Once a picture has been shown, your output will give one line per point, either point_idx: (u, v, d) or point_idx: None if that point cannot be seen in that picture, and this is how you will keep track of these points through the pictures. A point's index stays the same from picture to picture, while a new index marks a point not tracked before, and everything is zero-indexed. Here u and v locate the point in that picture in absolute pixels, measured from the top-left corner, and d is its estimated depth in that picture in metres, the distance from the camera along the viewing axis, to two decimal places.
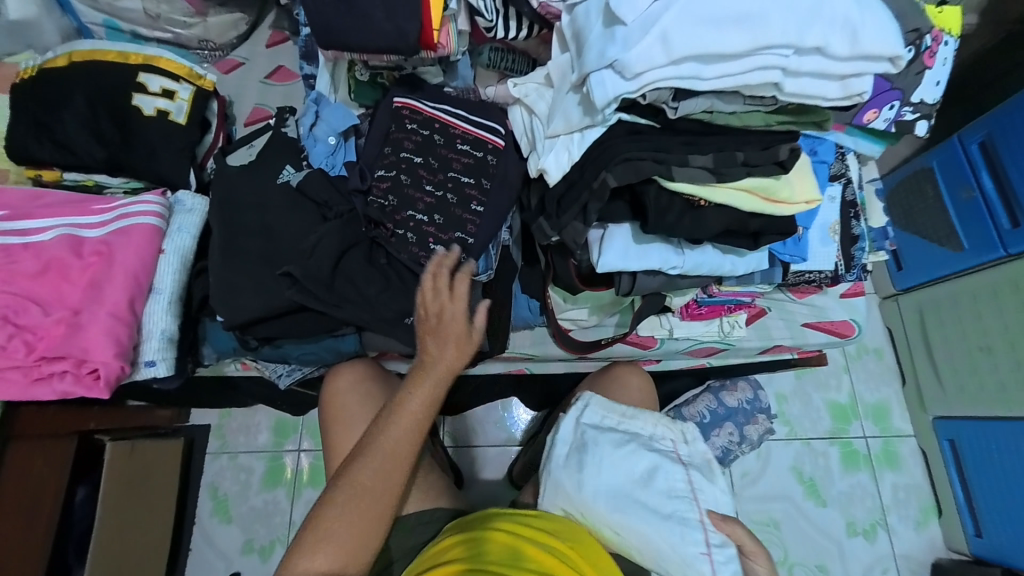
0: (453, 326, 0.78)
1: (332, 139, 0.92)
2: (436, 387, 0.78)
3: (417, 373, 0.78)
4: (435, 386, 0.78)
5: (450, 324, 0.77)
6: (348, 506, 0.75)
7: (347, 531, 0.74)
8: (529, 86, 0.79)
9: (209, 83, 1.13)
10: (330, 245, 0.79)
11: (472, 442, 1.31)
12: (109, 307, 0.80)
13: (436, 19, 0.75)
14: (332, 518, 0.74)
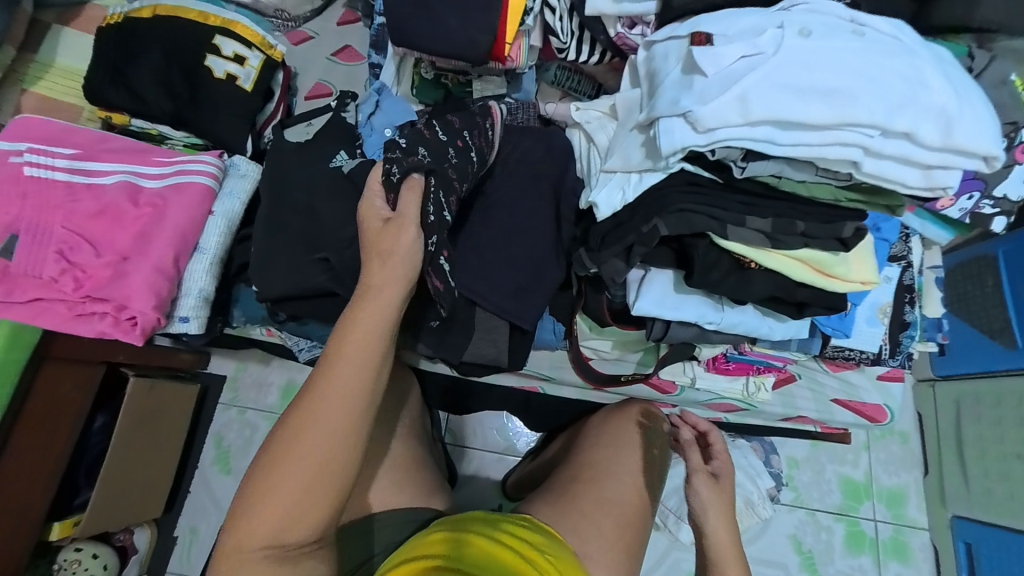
0: (389, 239, 0.67)
1: (388, 131, 0.93)
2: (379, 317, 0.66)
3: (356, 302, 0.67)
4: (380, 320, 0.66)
5: (386, 238, 0.68)
6: (276, 468, 0.62)
7: (283, 501, 0.62)
8: (592, 114, 0.79)
9: (278, 54, 1.16)
10: None
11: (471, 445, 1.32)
12: (155, 258, 0.83)
13: (511, 33, 0.76)
14: (263, 492, 0.62)
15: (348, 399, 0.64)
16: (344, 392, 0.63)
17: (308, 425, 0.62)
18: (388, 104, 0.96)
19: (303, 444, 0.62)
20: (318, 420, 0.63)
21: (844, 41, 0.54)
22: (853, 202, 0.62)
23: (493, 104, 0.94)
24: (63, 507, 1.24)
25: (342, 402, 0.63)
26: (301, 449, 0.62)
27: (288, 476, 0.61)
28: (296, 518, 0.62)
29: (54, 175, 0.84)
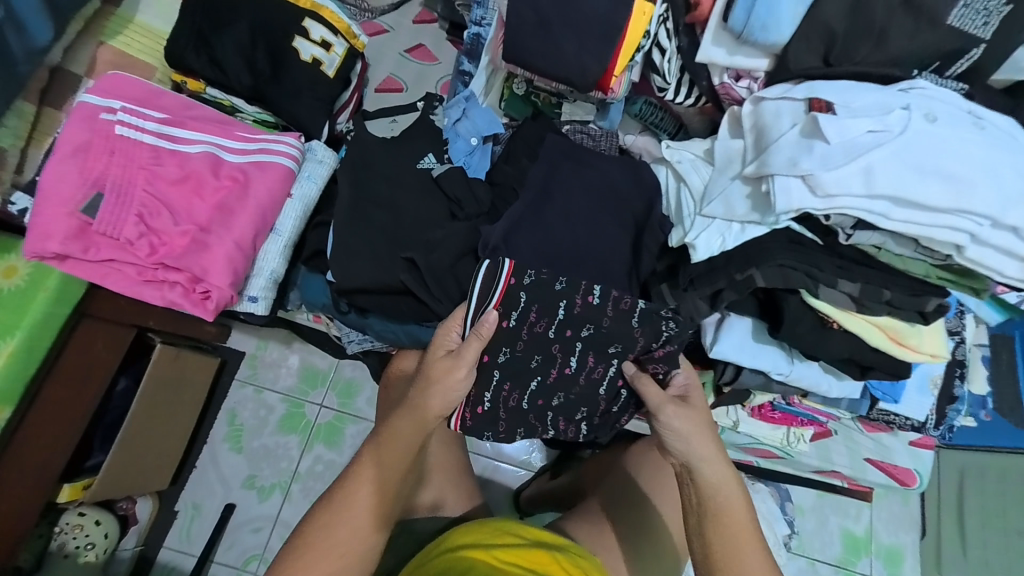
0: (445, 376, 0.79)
1: (474, 140, 0.95)
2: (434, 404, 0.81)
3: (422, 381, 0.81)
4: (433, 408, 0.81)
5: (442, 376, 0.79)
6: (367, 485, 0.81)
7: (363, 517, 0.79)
8: (685, 154, 0.80)
9: (361, 44, 1.17)
10: (451, 248, 0.83)
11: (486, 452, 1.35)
12: (238, 235, 0.83)
13: (621, 66, 0.77)
14: (348, 507, 0.79)
15: (401, 452, 0.82)
16: (400, 443, 0.82)
17: (363, 481, 0.81)
18: (475, 113, 0.96)
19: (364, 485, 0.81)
20: (381, 465, 0.82)
21: (966, 133, 0.57)
22: (942, 280, 0.64)
23: (578, 128, 0.96)
24: (75, 468, 1.22)
25: (400, 455, 0.82)
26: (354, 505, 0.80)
27: (364, 494, 0.80)
28: (361, 549, 0.79)
29: (143, 137, 0.83)
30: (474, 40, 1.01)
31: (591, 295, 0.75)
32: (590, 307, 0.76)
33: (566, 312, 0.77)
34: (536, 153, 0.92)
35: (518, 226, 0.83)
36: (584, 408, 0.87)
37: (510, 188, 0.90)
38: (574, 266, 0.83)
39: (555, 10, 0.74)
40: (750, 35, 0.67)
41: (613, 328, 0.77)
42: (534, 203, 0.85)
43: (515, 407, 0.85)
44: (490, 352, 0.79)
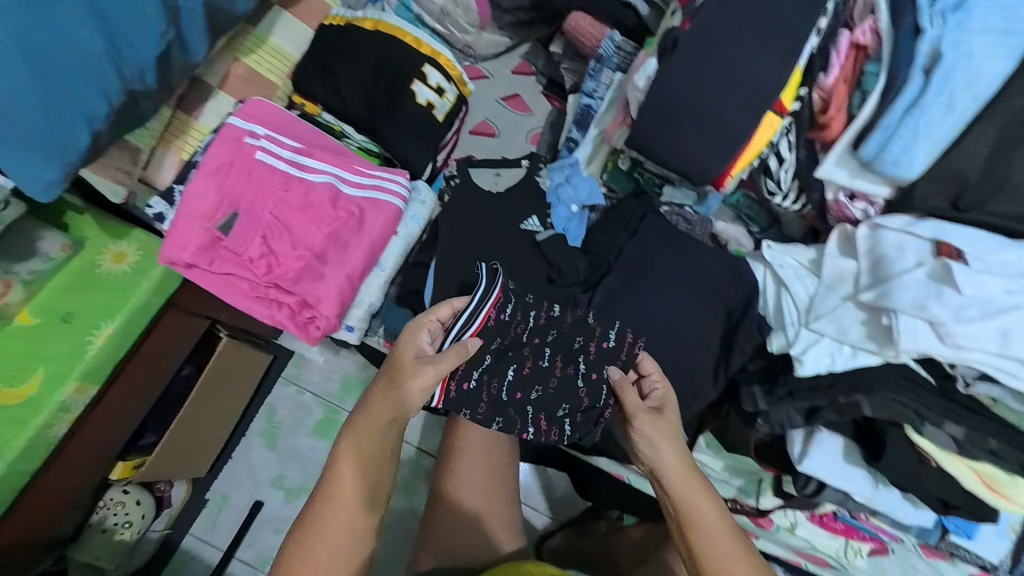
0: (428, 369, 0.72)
1: (575, 207, 0.99)
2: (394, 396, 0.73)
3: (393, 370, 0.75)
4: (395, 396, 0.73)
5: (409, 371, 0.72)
6: (344, 478, 0.74)
7: (343, 519, 0.73)
8: (788, 260, 0.83)
9: (468, 92, 1.25)
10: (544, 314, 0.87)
11: None
12: (350, 268, 0.88)
13: (738, 168, 0.81)
14: (329, 507, 0.73)
15: (377, 436, 0.75)
16: (383, 421, 0.74)
17: (342, 471, 0.74)
18: (579, 180, 1.01)
19: (348, 488, 0.74)
20: (358, 457, 0.74)
21: None
22: None
23: (675, 210, 0.98)
24: (126, 446, 1.26)
25: (376, 443, 0.75)
26: (334, 514, 0.72)
27: (347, 492, 0.73)
28: (354, 550, 0.73)
29: (277, 163, 0.89)
30: (585, 111, 1.07)
31: (552, 309, 0.82)
32: (550, 317, 0.81)
33: (534, 322, 0.80)
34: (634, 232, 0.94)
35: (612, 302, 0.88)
36: (566, 405, 0.80)
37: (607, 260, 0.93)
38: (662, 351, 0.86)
39: (689, 111, 0.76)
40: (879, 167, 0.70)
41: (574, 325, 0.80)
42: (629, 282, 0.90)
43: (495, 400, 0.78)
44: (483, 335, 0.77)
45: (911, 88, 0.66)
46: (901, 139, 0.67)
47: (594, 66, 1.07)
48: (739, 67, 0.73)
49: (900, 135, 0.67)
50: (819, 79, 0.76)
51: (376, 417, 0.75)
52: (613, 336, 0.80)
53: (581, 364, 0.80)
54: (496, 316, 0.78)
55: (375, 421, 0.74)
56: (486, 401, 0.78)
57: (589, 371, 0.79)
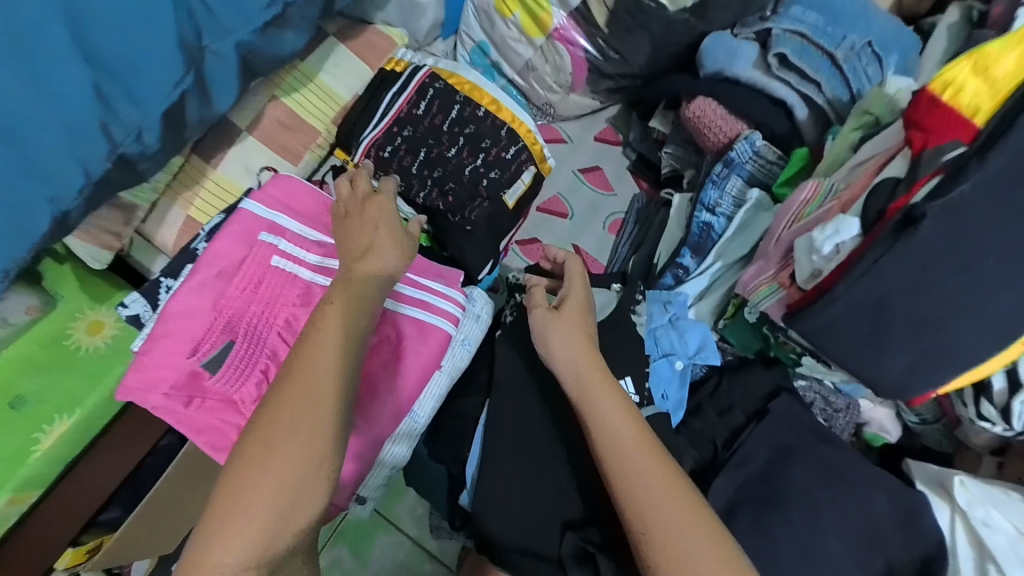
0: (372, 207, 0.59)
1: (679, 363, 0.75)
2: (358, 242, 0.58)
3: None
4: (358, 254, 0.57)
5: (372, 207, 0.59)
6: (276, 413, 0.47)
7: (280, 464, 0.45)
8: (999, 521, 0.58)
9: (548, 170, 0.99)
10: None
11: None
12: (376, 431, 0.67)
13: (947, 390, 0.56)
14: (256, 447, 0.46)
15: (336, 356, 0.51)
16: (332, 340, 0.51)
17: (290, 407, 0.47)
18: (686, 325, 0.77)
19: (284, 437, 0.46)
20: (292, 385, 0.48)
21: None
22: None
23: (815, 387, 0.74)
24: None
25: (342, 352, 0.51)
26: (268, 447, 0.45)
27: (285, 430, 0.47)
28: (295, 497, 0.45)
29: (299, 271, 0.66)
30: (702, 231, 0.81)
31: (479, 108, 0.93)
32: (475, 115, 0.92)
33: (458, 112, 0.92)
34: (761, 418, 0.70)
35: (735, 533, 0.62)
36: (451, 184, 0.89)
37: (718, 453, 0.69)
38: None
39: (911, 311, 0.52)
40: None
41: (487, 128, 0.92)
42: (754, 498, 0.65)
43: (405, 170, 0.90)
44: (419, 125, 0.92)
45: None
46: None
47: (720, 169, 0.83)
48: (1004, 265, 0.49)
49: None
50: None
51: (341, 320, 0.52)
52: (513, 150, 0.92)
53: (482, 160, 0.90)
54: (409, 111, 0.92)
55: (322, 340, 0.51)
56: (397, 169, 0.90)
57: (485, 165, 0.90)
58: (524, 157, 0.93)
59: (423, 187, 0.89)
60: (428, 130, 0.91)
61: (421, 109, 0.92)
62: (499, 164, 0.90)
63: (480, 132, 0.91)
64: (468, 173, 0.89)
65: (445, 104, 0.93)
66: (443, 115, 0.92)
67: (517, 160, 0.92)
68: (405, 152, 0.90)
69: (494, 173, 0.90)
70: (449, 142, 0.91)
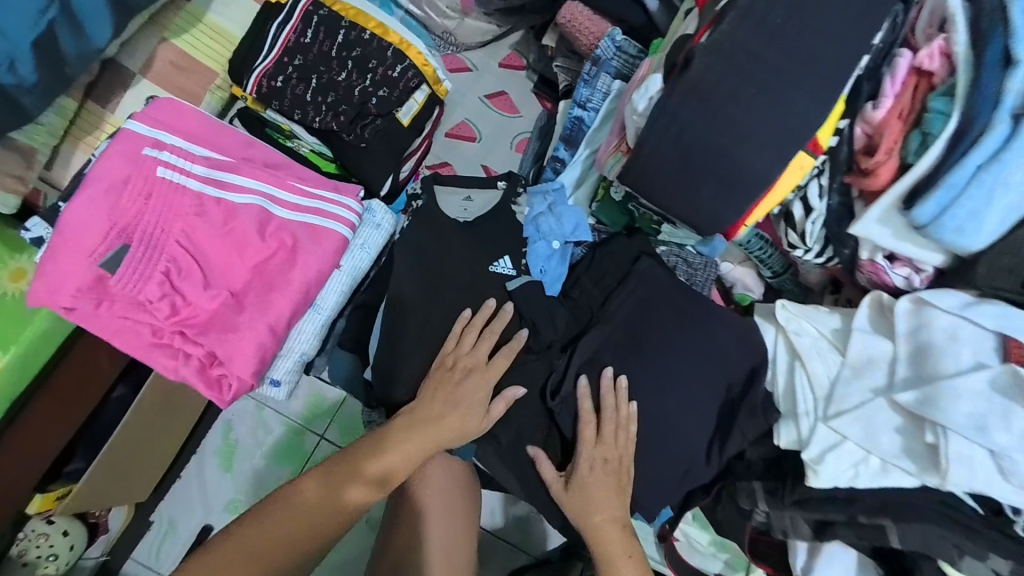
0: (471, 394, 0.71)
1: (556, 243, 0.83)
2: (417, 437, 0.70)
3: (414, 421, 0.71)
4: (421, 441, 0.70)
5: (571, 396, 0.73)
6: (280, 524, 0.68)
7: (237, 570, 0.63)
8: (807, 328, 0.68)
9: (443, 90, 1.04)
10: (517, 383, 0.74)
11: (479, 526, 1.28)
12: (273, 315, 0.72)
13: (753, 218, 0.65)
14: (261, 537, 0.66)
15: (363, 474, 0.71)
16: (361, 462, 0.71)
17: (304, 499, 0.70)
18: (563, 210, 0.84)
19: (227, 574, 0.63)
20: (330, 490, 0.70)
21: None
22: None
23: (675, 251, 0.84)
24: (51, 473, 1.08)
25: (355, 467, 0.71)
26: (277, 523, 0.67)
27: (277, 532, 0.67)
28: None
29: (188, 182, 0.73)
30: (574, 124, 0.89)
31: (365, 32, 0.97)
32: (361, 38, 0.97)
33: (345, 37, 0.96)
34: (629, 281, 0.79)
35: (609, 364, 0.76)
36: (343, 107, 0.94)
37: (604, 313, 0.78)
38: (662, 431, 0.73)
39: (704, 148, 0.60)
40: (935, 232, 0.55)
41: (371, 49, 0.96)
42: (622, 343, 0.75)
43: (299, 98, 0.95)
44: (307, 52, 0.95)
45: (996, 135, 0.51)
46: (969, 202, 0.53)
47: (590, 68, 0.89)
48: (767, 95, 0.58)
49: (968, 197, 0.52)
50: (865, 110, 0.61)
51: (320, 497, 0.70)
52: (399, 68, 0.96)
53: (371, 80, 0.96)
54: (297, 41, 0.96)
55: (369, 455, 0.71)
56: (291, 98, 0.95)
57: (374, 84, 0.95)
58: (411, 75, 0.97)
59: (319, 113, 0.93)
60: (318, 59, 0.95)
61: (308, 39, 0.96)
62: (387, 85, 0.96)
63: (367, 54, 0.96)
64: (357, 95, 0.94)
65: (332, 31, 0.96)
66: (331, 42, 0.96)
67: (404, 78, 0.96)
68: (296, 79, 0.95)
69: (382, 92, 0.95)
70: (337, 66, 0.95)
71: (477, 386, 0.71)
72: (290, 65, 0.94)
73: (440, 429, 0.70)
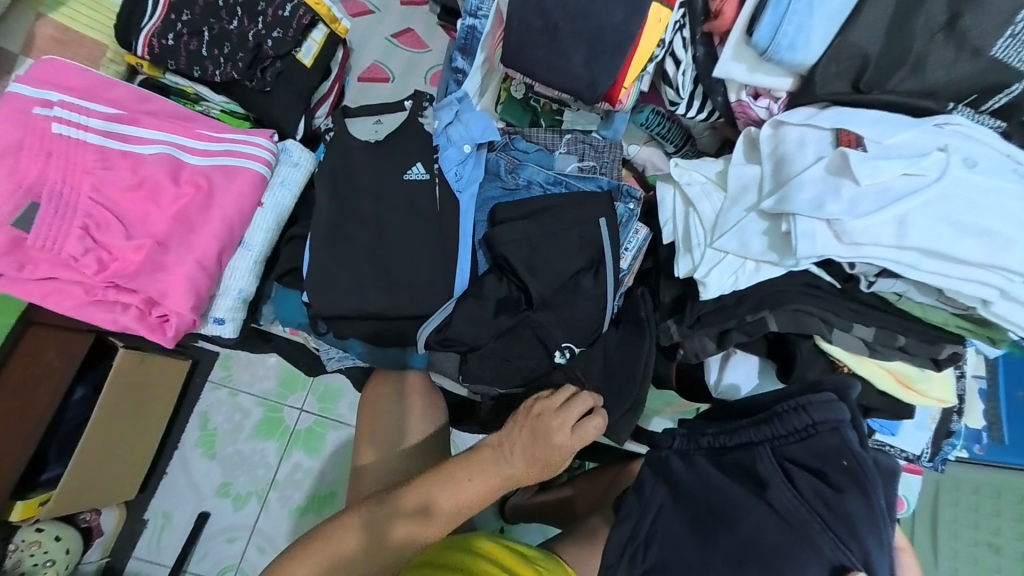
0: (557, 434, 0.76)
1: (466, 147, 0.86)
2: (488, 487, 0.79)
3: (471, 458, 0.81)
4: (492, 478, 0.80)
5: (551, 443, 0.76)
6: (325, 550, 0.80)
7: None
8: (696, 176, 0.71)
9: (343, 30, 1.04)
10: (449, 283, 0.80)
11: None
12: (200, 252, 0.75)
13: (630, 77, 0.70)
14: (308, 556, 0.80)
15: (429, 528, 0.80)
16: (436, 501, 0.79)
17: (352, 525, 0.81)
18: (470, 116, 0.86)
19: None
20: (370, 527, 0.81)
21: (1001, 181, 0.54)
22: (959, 328, 0.61)
23: (579, 138, 0.88)
24: (28, 483, 1.11)
25: (403, 512, 0.80)
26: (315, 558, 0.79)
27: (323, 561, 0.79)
28: None
29: (87, 137, 0.73)
30: (467, 33, 0.84)
31: None
32: None
33: None
34: (813, 493, 0.48)
35: (674, 505, 0.57)
36: (242, 54, 0.94)
37: (697, 443, 0.60)
38: (645, 495, 0.62)
39: (565, 15, 0.66)
40: (775, 54, 0.61)
41: None
42: (683, 469, 0.59)
43: (196, 54, 0.94)
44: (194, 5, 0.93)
45: None
46: (795, 18, 0.59)
47: None
48: None
49: (792, 13, 0.59)
50: None
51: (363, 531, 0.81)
52: (288, 7, 0.96)
53: (263, 25, 0.95)
54: None
55: (445, 511, 0.79)
56: (187, 55, 0.93)
57: (268, 28, 0.95)
58: (303, 13, 0.97)
59: (217, 65, 0.93)
60: (205, 11, 0.93)
61: None
62: (281, 26, 0.96)
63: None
64: (251, 39, 0.94)
65: None
66: None
67: (296, 16, 0.96)
68: (187, 36, 0.93)
69: (277, 33, 0.95)
70: (225, 16, 0.94)
71: (570, 417, 0.77)
72: (179, 22, 0.93)
73: (495, 461, 0.80)
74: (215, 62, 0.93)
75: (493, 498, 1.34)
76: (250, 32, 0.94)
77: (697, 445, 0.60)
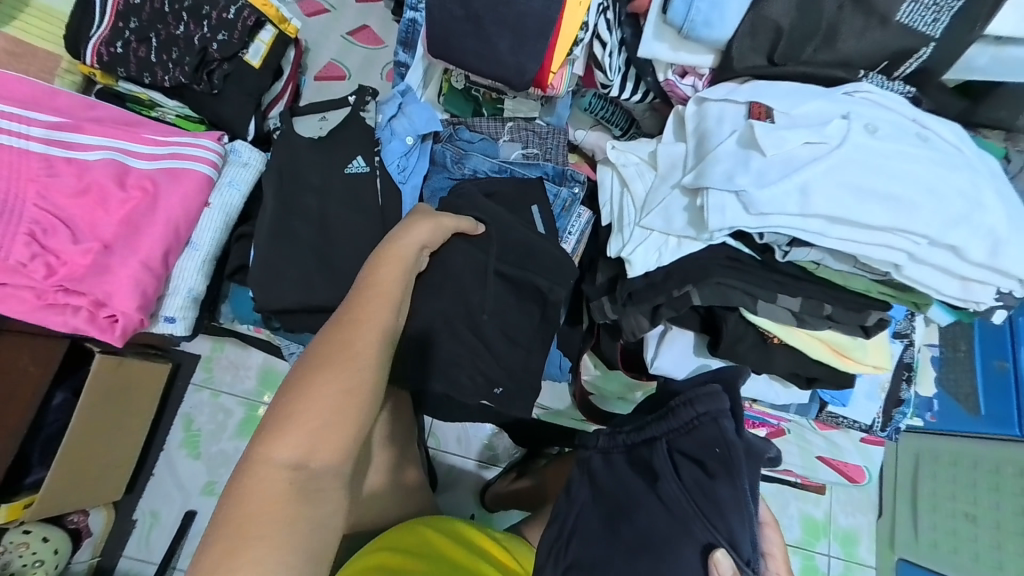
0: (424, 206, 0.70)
1: (410, 140, 0.87)
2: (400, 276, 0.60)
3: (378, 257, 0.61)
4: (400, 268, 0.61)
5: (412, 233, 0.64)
6: (303, 395, 0.50)
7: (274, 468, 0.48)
8: (630, 157, 0.72)
9: (293, 30, 1.04)
10: None
11: (440, 447, 1.36)
12: (145, 253, 0.77)
13: (558, 60, 0.71)
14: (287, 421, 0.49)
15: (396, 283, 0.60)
16: (389, 295, 0.58)
17: (331, 360, 0.53)
18: (413, 109, 0.87)
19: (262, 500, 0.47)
20: (352, 355, 0.53)
21: (904, 145, 0.55)
22: (882, 294, 0.62)
23: (522, 126, 0.88)
24: (12, 487, 1.15)
25: (380, 299, 0.57)
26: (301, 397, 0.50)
27: (314, 400, 0.51)
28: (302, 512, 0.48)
29: (30, 146, 0.75)
30: (409, 27, 0.84)
31: None
32: None
33: None
34: (693, 485, 0.50)
35: (593, 502, 0.60)
36: (189, 59, 0.95)
37: (616, 441, 0.62)
38: (571, 494, 0.64)
39: (483, 2, 0.67)
40: (692, 31, 0.61)
41: None
42: (603, 469, 0.61)
43: (145, 60, 0.95)
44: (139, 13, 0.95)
45: None
46: None
47: None
48: None
49: None
50: None
51: (356, 328, 0.55)
52: (233, 9, 0.97)
53: (210, 28, 0.96)
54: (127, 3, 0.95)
55: (386, 293, 0.58)
56: (136, 62, 0.95)
57: (214, 31, 0.96)
58: (248, 15, 0.98)
59: (166, 71, 0.95)
60: (151, 18, 0.95)
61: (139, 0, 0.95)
62: (227, 28, 0.97)
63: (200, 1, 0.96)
64: (196, 42, 0.95)
65: None
66: None
67: (241, 18, 0.97)
68: (134, 43, 0.94)
69: (222, 36, 0.97)
70: (171, 21, 0.95)
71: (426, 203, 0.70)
72: (127, 30, 0.94)
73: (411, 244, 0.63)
74: (163, 67, 0.95)
75: (472, 486, 1.35)
76: (196, 36, 0.95)
77: (616, 444, 0.61)
